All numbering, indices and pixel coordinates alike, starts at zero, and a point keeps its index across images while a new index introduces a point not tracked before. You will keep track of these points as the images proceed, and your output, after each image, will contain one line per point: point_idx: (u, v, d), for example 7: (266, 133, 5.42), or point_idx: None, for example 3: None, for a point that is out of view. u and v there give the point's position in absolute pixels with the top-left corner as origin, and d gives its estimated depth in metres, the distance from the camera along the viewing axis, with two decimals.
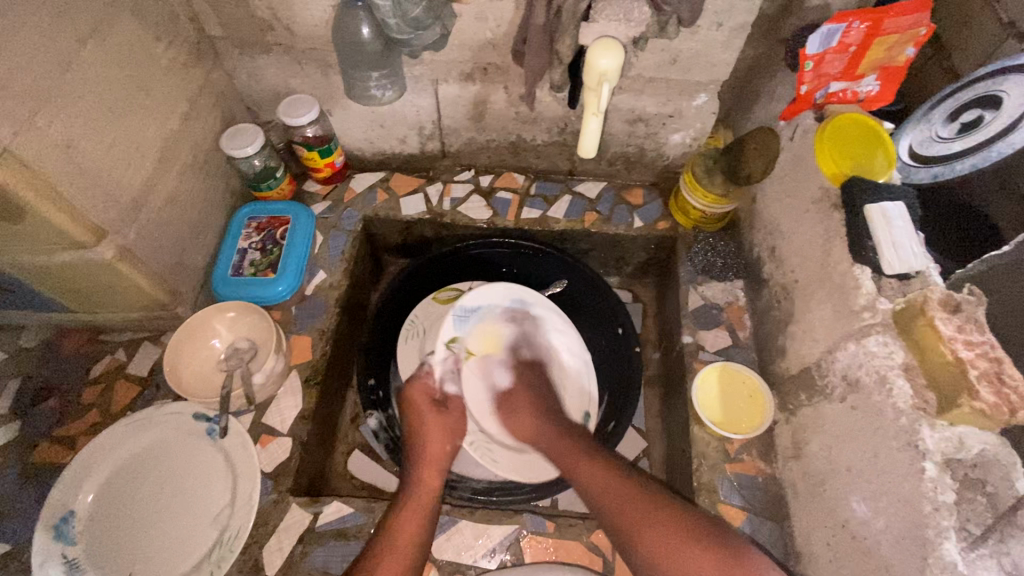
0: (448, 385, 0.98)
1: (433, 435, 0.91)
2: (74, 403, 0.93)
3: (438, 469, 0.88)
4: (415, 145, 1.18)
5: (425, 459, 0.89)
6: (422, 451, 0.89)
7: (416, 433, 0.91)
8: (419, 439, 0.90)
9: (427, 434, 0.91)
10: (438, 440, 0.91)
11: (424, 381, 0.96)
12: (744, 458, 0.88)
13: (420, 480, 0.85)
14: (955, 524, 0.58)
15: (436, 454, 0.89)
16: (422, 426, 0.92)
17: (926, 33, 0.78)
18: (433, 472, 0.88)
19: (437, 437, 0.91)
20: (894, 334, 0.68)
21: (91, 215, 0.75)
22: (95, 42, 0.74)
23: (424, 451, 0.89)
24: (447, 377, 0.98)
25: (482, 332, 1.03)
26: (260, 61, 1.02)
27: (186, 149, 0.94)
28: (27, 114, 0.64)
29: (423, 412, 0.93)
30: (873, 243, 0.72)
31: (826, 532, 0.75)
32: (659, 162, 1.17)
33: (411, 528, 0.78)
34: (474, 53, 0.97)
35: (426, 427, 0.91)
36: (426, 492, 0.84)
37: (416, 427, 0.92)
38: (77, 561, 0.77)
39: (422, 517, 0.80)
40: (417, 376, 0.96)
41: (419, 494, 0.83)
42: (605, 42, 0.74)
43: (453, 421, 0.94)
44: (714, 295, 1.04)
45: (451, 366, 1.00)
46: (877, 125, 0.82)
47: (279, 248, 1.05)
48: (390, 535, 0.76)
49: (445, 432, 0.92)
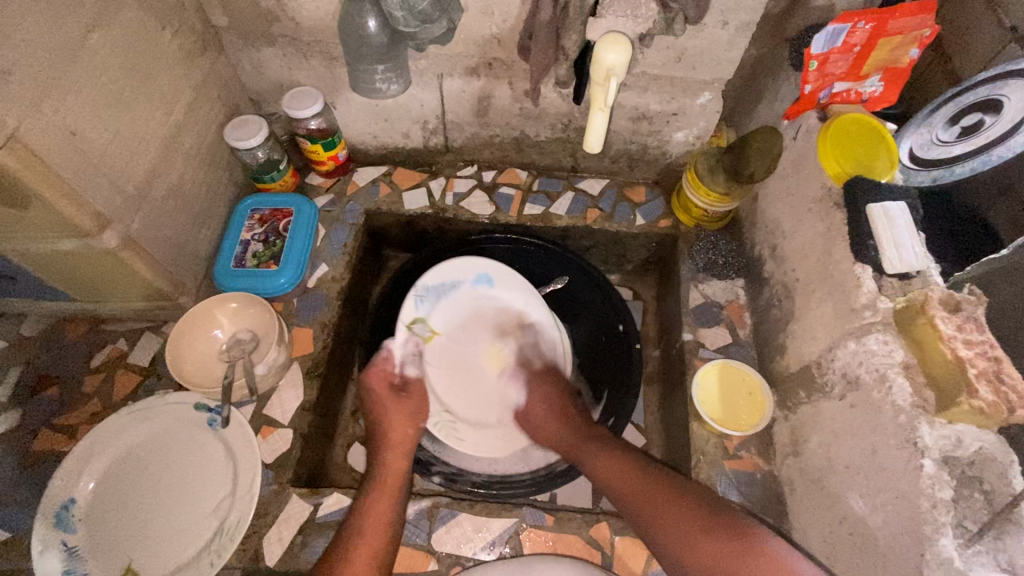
0: (409, 367, 0.95)
1: (398, 420, 0.89)
2: (75, 392, 0.93)
3: (404, 452, 0.86)
4: (419, 139, 1.18)
5: (389, 442, 0.87)
6: (384, 437, 0.87)
7: (381, 419, 0.89)
8: (382, 425, 0.89)
9: (390, 420, 0.89)
10: (400, 423, 0.89)
11: (384, 365, 0.93)
12: (743, 455, 0.89)
13: (386, 464, 0.84)
14: (952, 520, 0.58)
15: (400, 438, 0.87)
16: (383, 412, 0.90)
17: (931, 34, 0.78)
18: (399, 455, 0.86)
19: (401, 421, 0.89)
20: (894, 333, 0.69)
21: (96, 204, 0.75)
22: (102, 30, 0.73)
23: (387, 436, 0.87)
24: (409, 359, 0.95)
25: (446, 311, 0.99)
26: (265, 53, 1.02)
27: (190, 139, 0.94)
28: (33, 100, 0.64)
29: (384, 399, 0.90)
30: (875, 243, 0.73)
31: (823, 528, 0.75)
32: (662, 160, 1.17)
33: (379, 516, 0.77)
34: (479, 48, 0.97)
35: (389, 413, 0.89)
36: (392, 478, 0.83)
37: (377, 411, 0.90)
38: (77, 549, 0.77)
39: (389, 504, 0.79)
40: (376, 361, 0.93)
41: (383, 481, 0.82)
42: (613, 37, 0.74)
43: (414, 404, 0.91)
44: (715, 293, 1.05)
45: (414, 348, 0.96)
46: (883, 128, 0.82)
47: (281, 240, 1.05)
48: (357, 524, 0.75)
49: (408, 415, 0.90)
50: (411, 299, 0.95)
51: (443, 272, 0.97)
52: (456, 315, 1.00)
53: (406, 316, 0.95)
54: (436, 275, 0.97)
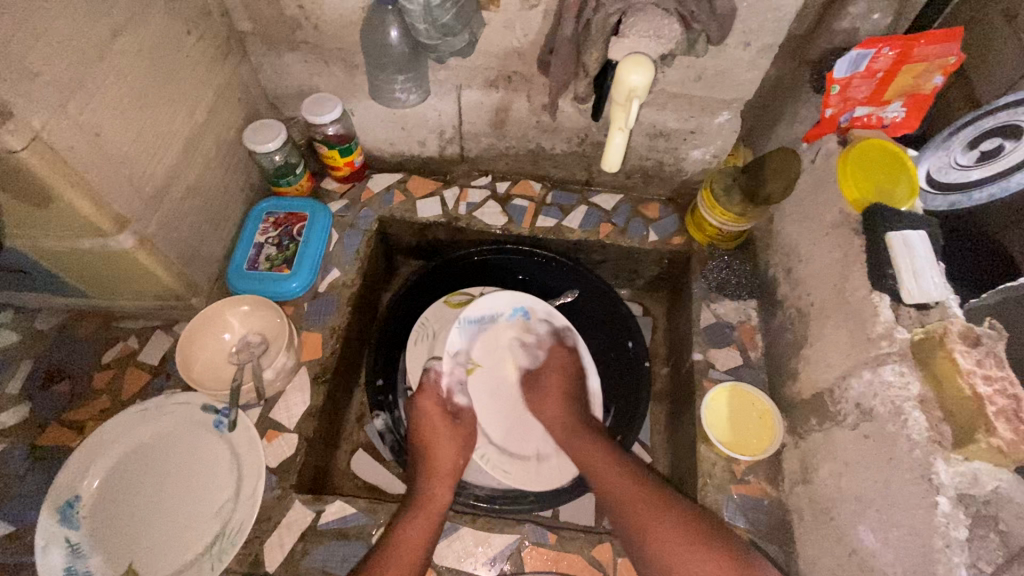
0: (457, 394, 1.00)
1: (446, 449, 0.91)
2: (85, 388, 0.94)
3: (448, 483, 0.88)
4: (435, 148, 1.18)
5: (435, 471, 0.89)
6: (431, 462, 0.90)
7: (430, 443, 0.92)
8: (429, 450, 0.91)
9: (439, 446, 0.91)
10: (450, 452, 0.91)
11: (434, 389, 0.98)
12: (751, 480, 0.88)
13: (429, 491, 0.85)
14: (967, 560, 0.57)
15: (446, 468, 0.90)
16: (433, 438, 0.92)
17: (956, 62, 0.77)
18: (445, 484, 0.88)
19: (450, 451, 0.92)
20: (911, 364, 0.68)
21: (115, 205, 0.76)
22: (128, 33, 0.74)
23: (435, 463, 0.89)
24: (455, 387, 1.01)
25: (487, 343, 1.06)
26: (287, 58, 1.03)
27: (210, 142, 0.95)
28: (59, 101, 0.65)
29: (437, 426, 0.93)
30: (894, 272, 0.71)
31: (832, 559, 0.74)
32: (677, 177, 1.17)
33: (412, 541, 0.77)
34: (499, 61, 0.98)
35: (438, 440, 0.92)
36: (435, 503, 0.84)
37: (428, 435, 0.92)
38: (79, 546, 0.78)
39: (428, 531, 0.79)
40: (427, 385, 0.98)
41: (427, 504, 0.83)
42: (636, 58, 0.72)
43: (465, 431, 0.96)
44: (727, 313, 1.04)
45: (458, 377, 1.02)
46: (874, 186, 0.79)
47: (295, 244, 1.06)
48: (391, 546, 0.76)
49: (459, 442, 0.94)
50: (456, 328, 1.03)
51: (483, 305, 1.06)
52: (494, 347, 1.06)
53: (455, 349, 1.02)
54: (484, 315, 1.06)
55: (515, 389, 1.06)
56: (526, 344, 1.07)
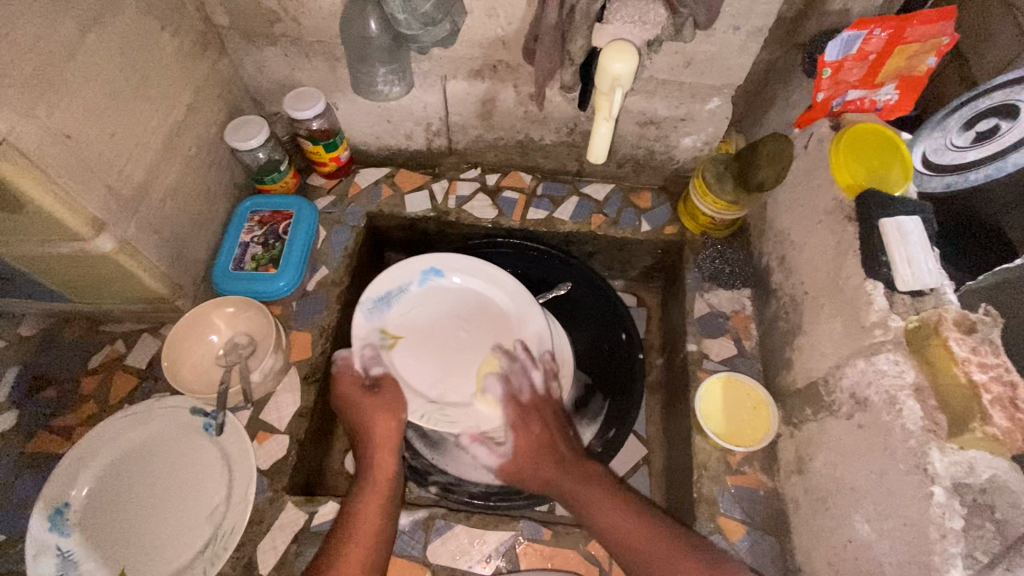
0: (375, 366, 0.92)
1: (379, 418, 0.86)
2: (72, 393, 0.92)
3: (391, 450, 0.84)
4: (422, 141, 1.16)
5: (374, 442, 0.84)
6: (369, 433, 0.85)
7: (365, 417, 0.86)
8: (365, 421, 0.86)
9: (375, 418, 0.86)
10: (384, 420, 0.86)
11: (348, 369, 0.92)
12: (746, 471, 0.87)
13: (374, 465, 0.82)
14: (962, 551, 0.56)
15: (384, 435, 0.85)
16: (366, 416, 0.86)
17: (949, 42, 0.75)
18: (386, 454, 0.84)
19: (385, 420, 0.86)
20: (905, 353, 0.66)
21: (92, 208, 0.74)
22: (98, 31, 0.72)
23: (373, 435, 0.85)
24: (370, 361, 0.92)
25: (404, 313, 0.98)
26: (267, 53, 1.00)
27: (190, 140, 0.93)
28: (27, 104, 0.63)
29: (360, 400, 0.88)
30: (888, 259, 0.70)
31: (828, 550, 0.73)
32: (669, 165, 1.15)
33: (370, 522, 0.76)
34: (484, 51, 0.96)
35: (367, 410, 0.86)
36: (379, 479, 0.81)
37: (357, 410, 0.87)
38: (70, 554, 0.77)
39: (380, 508, 0.78)
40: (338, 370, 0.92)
41: (372, 485, 0.80)
42: (616, 45, 0.72)
43: (386, 398, 0.88)
44: (721, 302, 1.02)
45: (375, 351, 0.93)
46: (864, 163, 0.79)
47: (281, 242, 1.04)
48: (347, 528, 0.75)
49: (386, 410, 0.87)
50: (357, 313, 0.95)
51: (383, 281, 0.98)
52: (413, 313, 0.99)
53: (364, 329, 0.94)
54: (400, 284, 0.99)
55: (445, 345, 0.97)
56: (446, 303, 1.01)
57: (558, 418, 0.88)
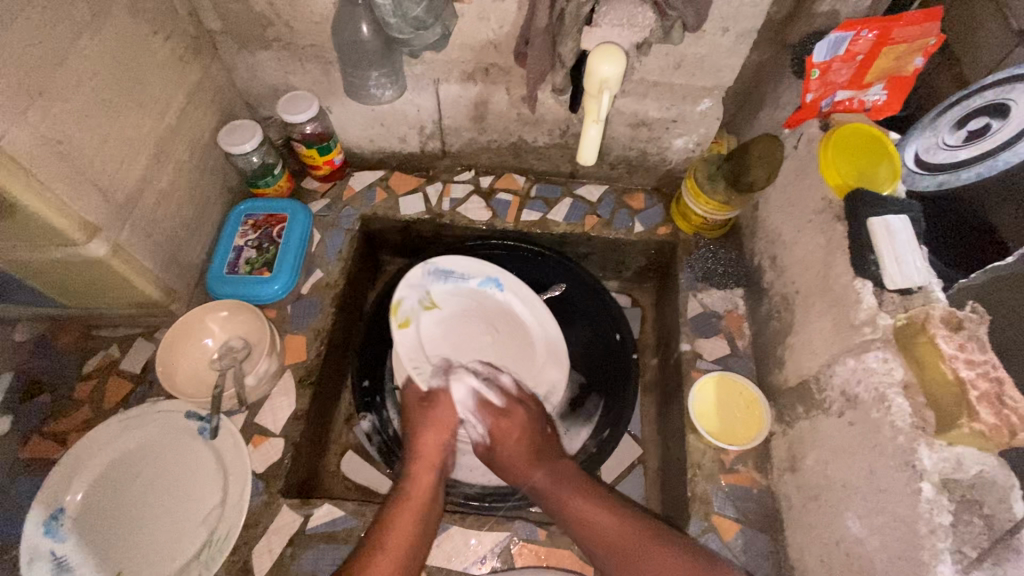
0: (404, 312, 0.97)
1: (431, 431, 0.84)
2: (67, 398, 0.93)
3: (433, 466, 0.82)
4: (416, 144, 1.16)
5: (419, 456, 0.82)
6: (415, 446, 0.83)
7: (415, 429, 0.85)
8: (415, 434, 0.84)
9: (425, 428, 0.85)
10: (436, 435, 0.84)
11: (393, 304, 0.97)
12: (740, 469, 0.88)
13: (415, 478, 0.80)
14: (951, 546, 0.57)
15: (427, 449, 0.83)
16: (414, 425, 0.85)
17: (935, 43, 0.76)
18: (428, 468, 0.82)
19: (436, 435, 0.84)
20: (894, 351, 0.67)
21: (84, 213, 0.74)
22: (90, 37, 0.73)
23: (420, 448, 0.83)
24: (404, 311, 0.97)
25: (453, 294, 1.04)
26: (260, 57, 1.01)
27: (183, 144, 0.93)
28: (19, 110, 0.63)
29: (413, 412, 0.87)
30: (876, 258, 0.71)
31: (820, 547, 0.74)
32: (661, 166, 1.15)
33: (402, 530, 0.74)
34: (475, 54, 0.96)
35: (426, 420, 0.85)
36: (419, 492, 0.79)
37: (415, 422, 0.86)
38: (65, 559, 0.77)
39: (416, 520, 0.76)
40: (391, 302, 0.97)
41: (413, 496, 0.78)
42: (607, 48, 0.73)
43: (444, 413, 0.86)
44: (713, 302, 1.03)
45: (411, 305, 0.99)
46: (851, 162, 0.80)
47: (275, 246, 1.04)
48: (381, 534, 0.73)
49: (438, 421, 0.85)
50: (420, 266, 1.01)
51: (459, 262, 1.04)
52: (460, 299, 1.04)
53: (415, 281, 1.00)
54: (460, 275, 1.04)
55: (474, 340, 1.01)
56: (493, 316, 1.04)
57: (541, 437, 0.86)
